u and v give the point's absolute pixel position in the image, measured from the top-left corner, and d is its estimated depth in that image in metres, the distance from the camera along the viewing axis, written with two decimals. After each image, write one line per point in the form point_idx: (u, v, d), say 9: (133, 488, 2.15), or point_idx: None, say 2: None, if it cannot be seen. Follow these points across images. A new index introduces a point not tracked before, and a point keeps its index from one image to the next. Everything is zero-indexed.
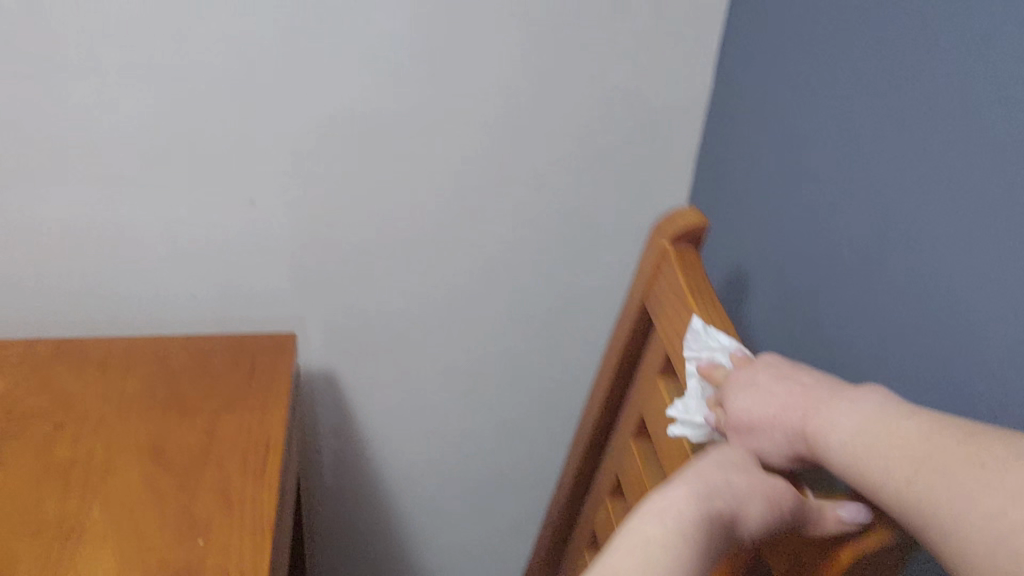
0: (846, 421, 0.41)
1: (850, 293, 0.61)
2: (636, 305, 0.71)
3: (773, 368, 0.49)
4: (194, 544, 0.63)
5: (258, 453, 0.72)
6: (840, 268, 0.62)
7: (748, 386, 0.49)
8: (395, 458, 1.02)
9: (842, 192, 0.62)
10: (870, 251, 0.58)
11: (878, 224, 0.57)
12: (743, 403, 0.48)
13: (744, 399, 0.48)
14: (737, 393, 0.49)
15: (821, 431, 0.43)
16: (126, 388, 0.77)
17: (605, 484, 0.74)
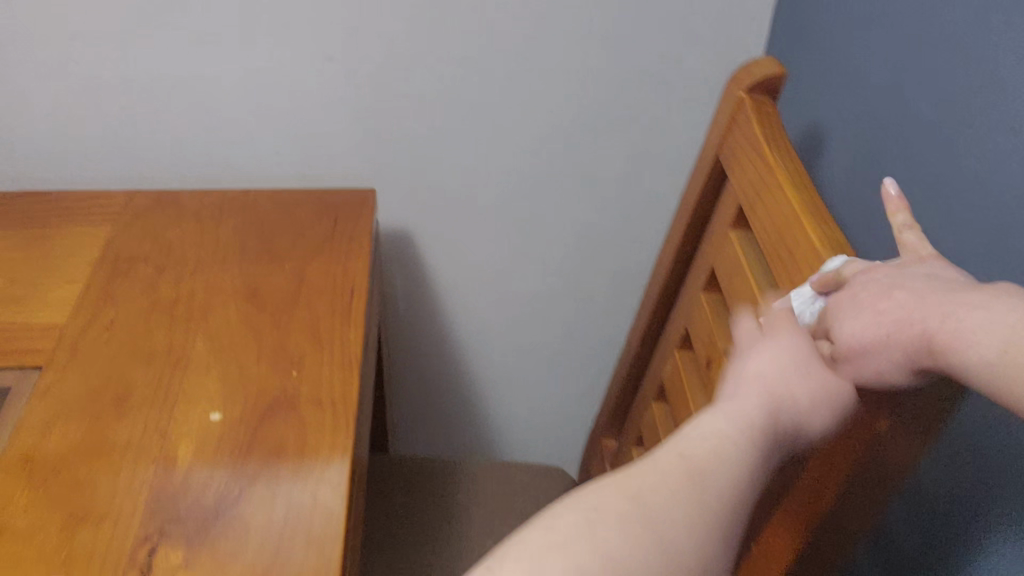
0: (965, 316, 0.39)
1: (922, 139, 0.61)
2: (711, 159, 0.71)
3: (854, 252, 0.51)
4: (287, 373, 0.68)
5: (342, 295, 0.76)
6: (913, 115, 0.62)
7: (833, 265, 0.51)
8: (466, 314, 1.07)
9: (925, 34, 0.60)
10: (947, 92, 0.57)
11: (959, 65, 0.56)
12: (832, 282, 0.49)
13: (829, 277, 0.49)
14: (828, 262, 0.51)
15: (938, 327, 0.40)
16: (220, 234, 0.82)
17: (675, 333, 0.77)
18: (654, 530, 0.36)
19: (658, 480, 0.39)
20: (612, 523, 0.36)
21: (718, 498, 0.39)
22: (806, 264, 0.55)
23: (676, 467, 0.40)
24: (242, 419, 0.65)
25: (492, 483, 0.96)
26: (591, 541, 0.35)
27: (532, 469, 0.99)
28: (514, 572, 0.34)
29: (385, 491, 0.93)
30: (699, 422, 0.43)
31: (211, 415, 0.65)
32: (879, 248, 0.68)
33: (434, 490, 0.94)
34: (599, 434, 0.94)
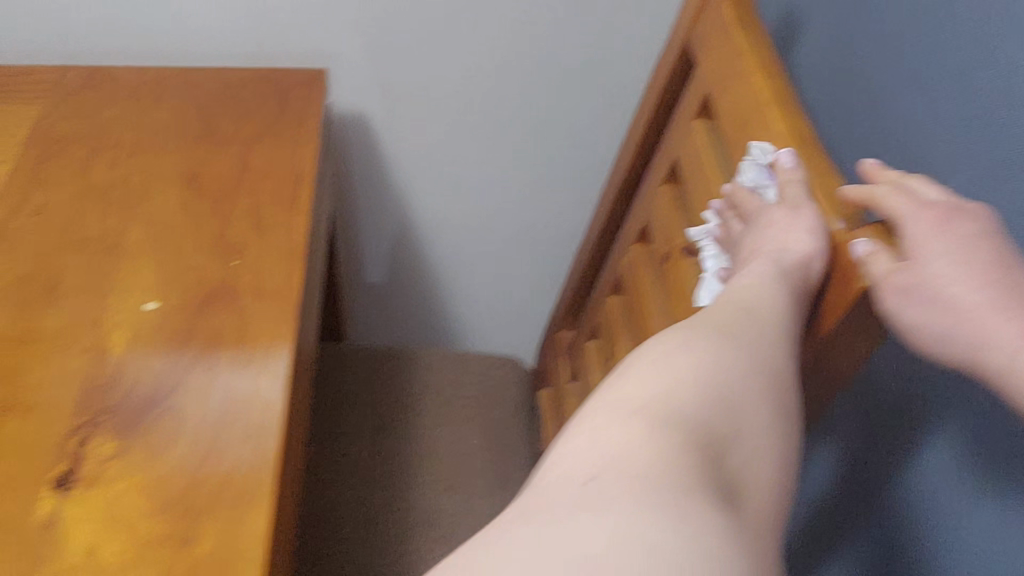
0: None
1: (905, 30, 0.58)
2: (679, 46, 0.67)
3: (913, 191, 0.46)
4: (228, 262, 0.66)
5: (289, 182, 0.72)
6: (898, 5, 0.59)
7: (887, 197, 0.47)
8: (425, 205, 1.03)
9: None
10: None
11: None
12: (913, 228, 0.46)
13: (903, 211, 0.46)
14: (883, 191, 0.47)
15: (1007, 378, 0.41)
16: (159, 115, 0.77)
17: (633, 227, 0.75)
18: (715, 359, 0.46)
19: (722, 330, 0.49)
20: (688, 366, 0.46)
21: (767, 315, 0.50)
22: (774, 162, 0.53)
23: (714, 317, 0.50)
24: (179, 308, 0.63)
25: (448, 372, 0.95)
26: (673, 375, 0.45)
27: (488, 359, 0.98)
28: (615, 408, 0.44)
29: (338, 380, 0.93)
30: (730, 286, 0.53)
31: (148, 303, 0.63)
32: (848, 143, 0.65)
33: (389, 381, 0.93)
34: (556, 327, 0.93)
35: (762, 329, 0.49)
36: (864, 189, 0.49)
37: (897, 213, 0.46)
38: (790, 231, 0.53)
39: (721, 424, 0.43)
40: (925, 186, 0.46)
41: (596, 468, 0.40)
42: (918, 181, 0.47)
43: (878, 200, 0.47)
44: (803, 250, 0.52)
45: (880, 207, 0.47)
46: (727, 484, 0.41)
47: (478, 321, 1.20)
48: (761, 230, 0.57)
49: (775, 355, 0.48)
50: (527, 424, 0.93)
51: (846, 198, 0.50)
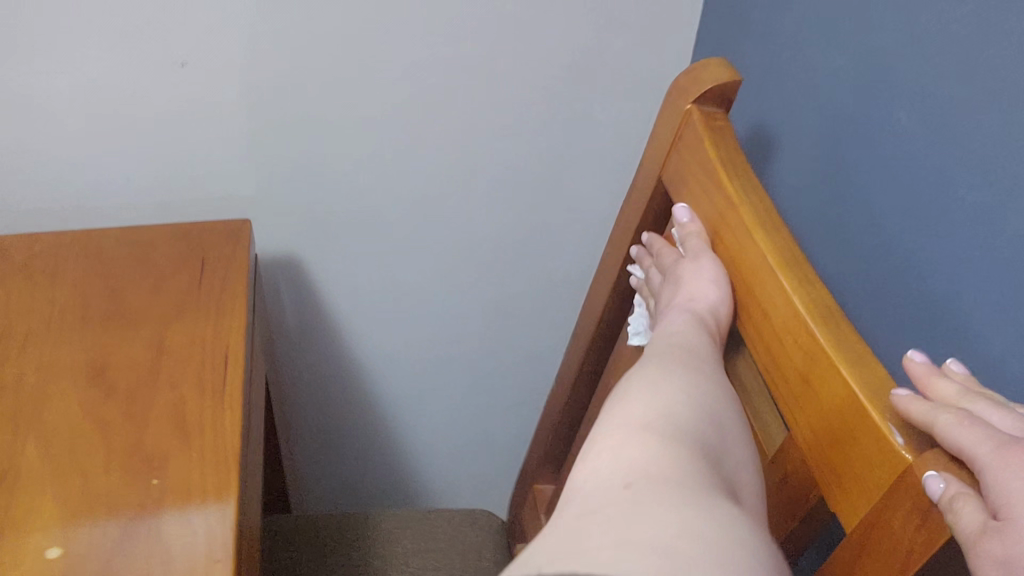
0: None
1: (902, 160, 0.51)
2: (652, 182, 0.60)
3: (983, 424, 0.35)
4: (147, 481, 0.55)
5: (216, 365, 0.62)
6: (891, 130, 0.52)
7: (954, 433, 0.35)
8: (371, 346, 0.93)
9: (901, 37, 0.51)
10: (936, 106, 0.48)
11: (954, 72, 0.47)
12: (994, 467, 0.33)
13: (979, 450, 0.34)
14: (946, 420, 0.36)
15: None
16: (57, 294, 0.66)
17: (615, 380, 0.66)
18: (670, 433, 0.42)
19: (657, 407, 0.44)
20: (641, 436, 0.42)
21: (684, 388, 0.46)
22: (790, 335, 0.44)
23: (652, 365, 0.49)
24: (89, 551, 0.50)
25: (414, 541, 0.84)
26: (636, 438, 0.42)
27: (456, 519, 0.87)
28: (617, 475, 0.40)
29: (289, 567, 0.81)
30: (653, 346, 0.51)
31: (51, 549, 0.51)
32: (843, 274, 0.58)
33: (348, 561, 0.81)
34: (531, 478, 0.83)
35: (689, 395, 0.45)
36: (924, 408, 0.37)
37: (973, 450, 0.34)
38: (693, 280, 0.52)
39: (714, 481, 0.40)
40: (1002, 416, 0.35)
41: (646, 540, 0.35)
42: (993, 411, 0.37)
43: (947, 433, 0.36)
44: (709, 302, 0.51)
45: (948, 440, 0.36)
46: (749, 543, 0.36)
47: (439, 462, 1.09)
48: (673, 283, 0.55)
49: (707, 412, 0.45)
50: None
51: (902, 410, 0.38)
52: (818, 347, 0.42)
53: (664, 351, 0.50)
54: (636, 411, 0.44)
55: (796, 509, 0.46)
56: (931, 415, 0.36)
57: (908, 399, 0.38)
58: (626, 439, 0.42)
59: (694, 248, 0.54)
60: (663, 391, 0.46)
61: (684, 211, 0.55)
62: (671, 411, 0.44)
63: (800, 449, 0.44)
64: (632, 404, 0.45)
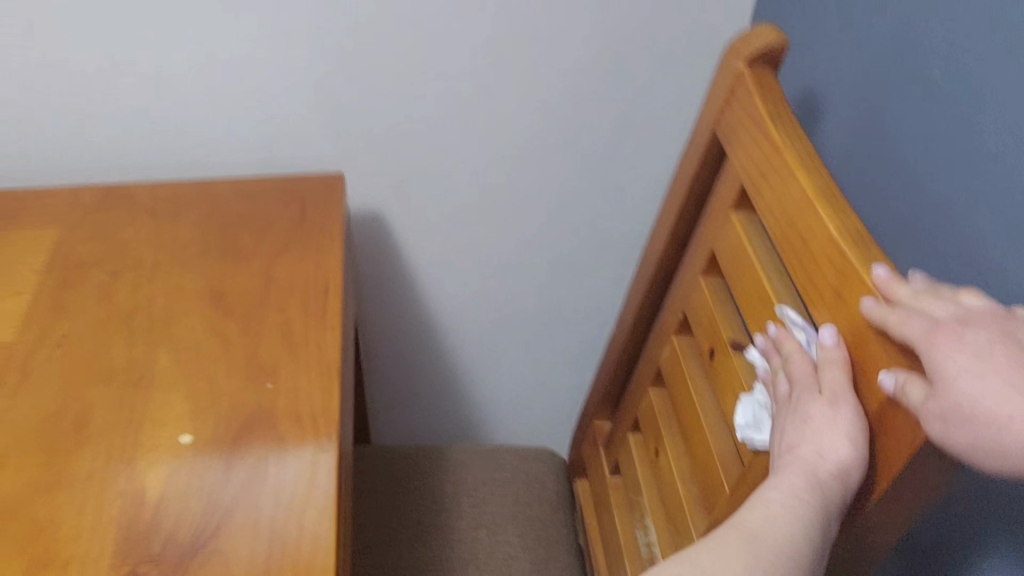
0: None
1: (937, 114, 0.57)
2: (707, 135, 0.67)
3: (917, 315, 0.42)
4: (261, 386, 0.64)
5: (317, 294, 0.70)
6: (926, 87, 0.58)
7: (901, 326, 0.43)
8: (444, 298, 1.02)
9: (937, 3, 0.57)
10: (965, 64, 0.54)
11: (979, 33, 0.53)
12: (925, 346, 0.41)
13: (918, 334, 0.41)
14: (893, 318, 0.43)
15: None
16: (178, 232, 0.76)
17: (670, 317, 0.73)
18: None
19: (726, 555, 0.45)
20: None
21: (770, 545, 0.45)
22: (823, 256, 0.51)
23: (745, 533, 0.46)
24: (215, 441, 0.60)
25: (480, 472, 0.92)
26: None
27: (520, 454, 0.95)
28: None
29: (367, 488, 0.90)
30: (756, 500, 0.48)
31: (182, 438, 0.60)
32: (881, 220, 0.64)
33: (421, 487, 0.90)
34: (590, 418, 0.91)
35: (775, 544, 0.45)
36: (880, 311, 0.44)
37: (913, 337, 0.42)
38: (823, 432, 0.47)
39: None
40: (939, 305, 0.42)
41: None
42: (934, 299, 0.43)
43: (895, 328, 0.43)
44: (839, 461, 0.46)
45: (898, 333, 0.43)
46: None
47: (503, 410, 1.17)
48: (800, 421, 0.50)
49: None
50: (566, 519, 0.90)
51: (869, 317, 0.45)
52: (847, 264, 0.49)
53: (778, 485, 0.48)
54: (708, 560, 0.45)
55: None
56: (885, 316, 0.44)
57: (873, 305, 0.45)
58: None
59: (838, 386, 0.48)
60: (755, 521, 0.47)
61: (839, 347, 0.49)
62: (734, 561, 0.45)
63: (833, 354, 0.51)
64: (708, 557, 0.46)
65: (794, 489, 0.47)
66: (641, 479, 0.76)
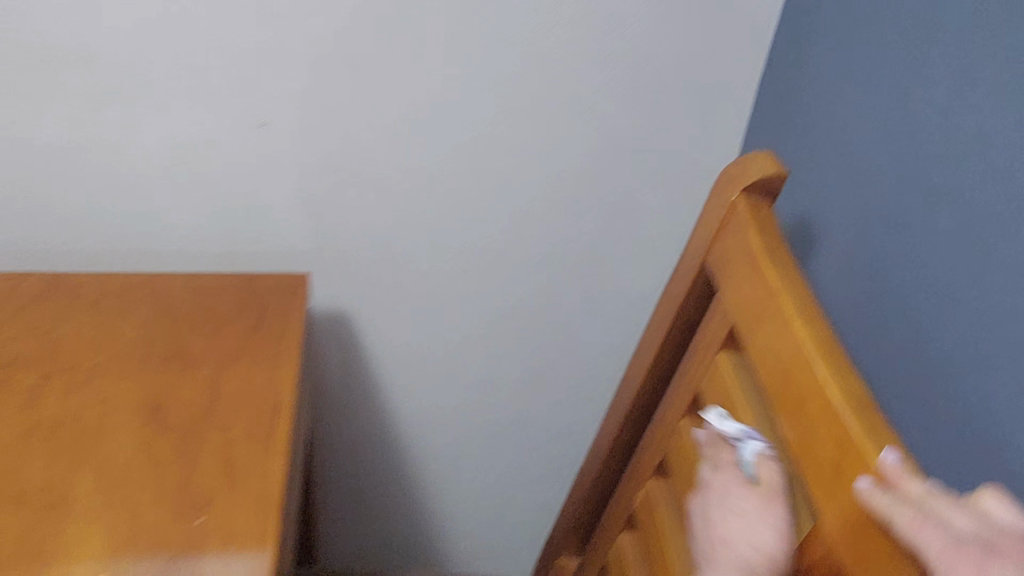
0: None
1: (929, 260, 0.53)
2: (695, 266, 0.63)
3: (935, 523, 0.37)
4: (193, 519, 0.57)
5: (266, 412, 0.65)
6: (920, 231, 0.54)
7: (911, 531, 0.37)
8: (409, 406, 0.96)
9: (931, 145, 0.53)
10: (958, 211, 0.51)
11: (972, 178, 0.50)
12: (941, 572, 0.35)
13: (933, 549, 0.36)
14: (903, 517, 0.38)
15: None
16: (121, 333, 0.70)
17: (648, 456, 0.68)
18: None
19: None
20: None
21: None
22: (822, 421, 0.46)
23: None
24: None
25: None
26: None
27: None
28: None
29: None
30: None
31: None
32: (876, 370, 0.59)
33: None
34: (557, 551, 0.84)
35: None
36: (883, 502, 0.39)
37: (927, 548, 0.36)
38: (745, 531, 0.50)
39: None
40: (957, 518, 0.37)
41: None
42: (950, 505, 0.38)
43: (901, 530, 0.38)
44: (767, 552, 0.49)
45: (905, 540, 0.38)
46: None
47: (467, 526, 1.10)
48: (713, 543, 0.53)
49: None
50: None
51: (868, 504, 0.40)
52: (848, 435, 0.44)
53: None
54: None
55: None
56: (888, 513, 0.38)
57: (876, 492, 0.39)
58: None
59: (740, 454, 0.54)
60: None
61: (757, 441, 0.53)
62: None
63: (824, 534, 0.45)
64: None
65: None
66: None
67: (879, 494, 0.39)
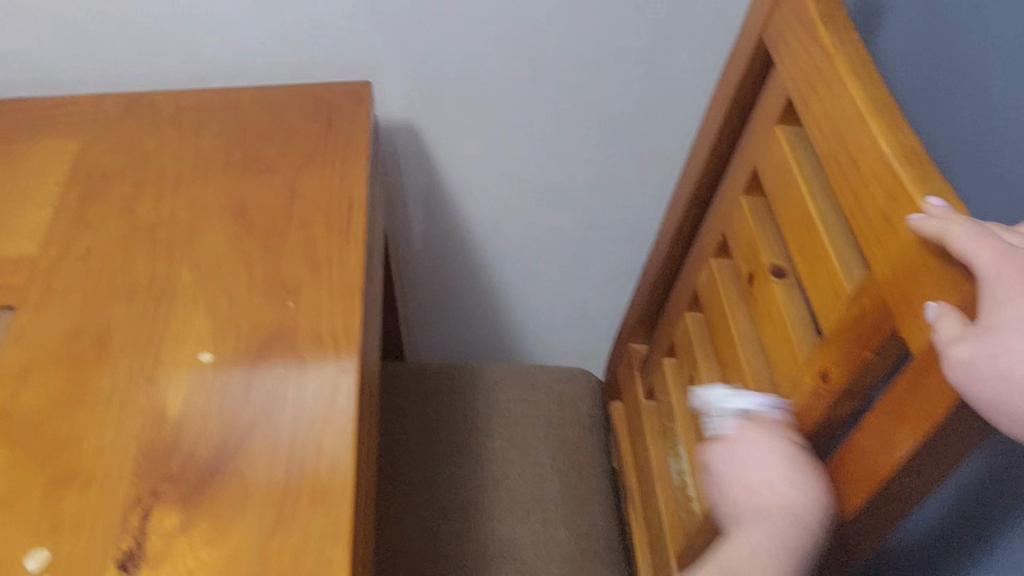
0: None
1: (1004, 24, 0.51)
2: (755, 42, 0.62)
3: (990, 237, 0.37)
4: (283, 305, 0.62)
5: (341, 211, 0.68)
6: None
7: (960, 244, 0.38)
8: (479, 213, 0.99)
9: None
10: None
11: None
12: (989, 273, 0.36)
13: (983, 257, 0.37)
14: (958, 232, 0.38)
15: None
16: (201, 143, 0.74)
17: (709, 238, 0.70)
18: None
19: None
20: None
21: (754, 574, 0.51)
22: (873, 179, 0.47)
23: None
24: (238, 357, 0.59)
25: (513, 388, 0.91)
26: None
27: (555, 373, 0.93)
28: None
29: (398, 400, 0.90)
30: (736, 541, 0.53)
31: (203, 354, 0.59)
32: (939, 140, 0.59)
33: (451, 401, 0.90)
34: (625, 341, 0.88)
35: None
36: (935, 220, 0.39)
37: (978, 258, 0.37)
38: (753, 461, 0.54)
39: None
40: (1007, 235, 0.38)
41: None
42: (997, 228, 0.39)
43: (953, 244, 0.38)
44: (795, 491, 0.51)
45: (957, 250, 0.38)
46: None
47: (541, 327, 1.16)
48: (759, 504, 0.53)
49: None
50: (600, 443, 0.89)
51: (917, 232, 0.41)
52: (899, 184, 0.45)
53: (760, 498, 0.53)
54: None
55: (839, 367, 0.50)
56: (938, 231, 0.39)
57: (922, 219, 0.40)
58: None
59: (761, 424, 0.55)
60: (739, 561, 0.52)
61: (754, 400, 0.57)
62: None
63: (874, 282, 0.47)
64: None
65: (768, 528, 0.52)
66: (676, 403, 0.75)
67: (930, 217, 0.39)
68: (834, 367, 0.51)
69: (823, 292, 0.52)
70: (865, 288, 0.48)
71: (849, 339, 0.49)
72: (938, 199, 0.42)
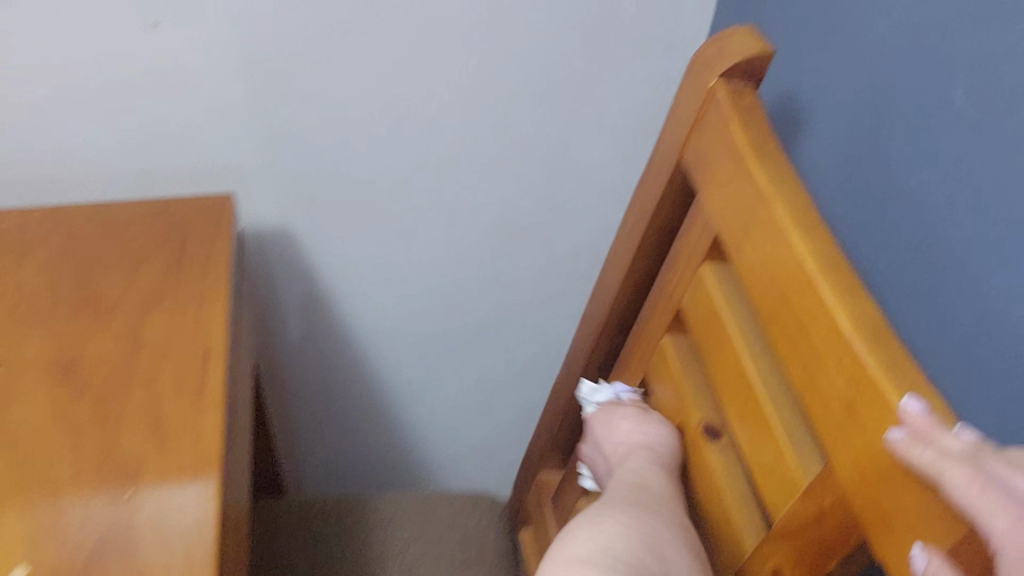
0: None
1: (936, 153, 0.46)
2: (671, 165, 0.55)
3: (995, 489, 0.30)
4: (121, 489, 0.50)
5: (196, 359, 0.57)
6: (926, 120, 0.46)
7: (962, 496, 0.31)
8: (367, 322, 0.89)
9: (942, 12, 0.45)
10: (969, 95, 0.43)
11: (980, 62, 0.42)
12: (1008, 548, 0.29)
13: (991, 519, 0.30)
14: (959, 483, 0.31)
15: None
16: (23, 279, 0.62)
17: (625, 374, 0.62)
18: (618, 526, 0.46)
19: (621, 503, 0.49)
20: (600, 515, 0.47)
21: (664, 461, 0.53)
22: (829, 356, 0.40)
23: (624, 487, 0.51)
24: (63, 569, 0.46)
25: (410, 526, 0.80)
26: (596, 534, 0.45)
27: (458, 503, 0.83)
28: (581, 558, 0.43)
29: (278, 549, 0.78)
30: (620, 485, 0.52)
31: (17, 570, 0.46)
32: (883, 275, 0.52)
33: (339, 548, 0.78)
34: (535, 466, 0.79)
35: (659, 489, 0.51)
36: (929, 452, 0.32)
37: (985, 520, 0.30)
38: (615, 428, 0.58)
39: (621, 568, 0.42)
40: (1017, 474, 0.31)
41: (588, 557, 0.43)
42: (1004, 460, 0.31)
43: (952, 491, 0.31)
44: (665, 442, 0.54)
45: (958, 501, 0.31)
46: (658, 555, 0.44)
47: (440, 439, 1.05)
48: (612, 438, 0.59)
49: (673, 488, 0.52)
50: None
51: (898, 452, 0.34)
52: (863, 371, 0.37)
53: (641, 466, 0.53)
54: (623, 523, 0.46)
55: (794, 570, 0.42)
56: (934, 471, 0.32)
57: (906, 443, 0.33)
58: (606, 534, 0.45)
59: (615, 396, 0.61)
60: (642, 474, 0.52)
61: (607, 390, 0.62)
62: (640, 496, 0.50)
63: (837, 480, 0.39)
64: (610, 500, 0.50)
65: (647, 459, 0.53)
66: None
67: (919, 450, 0.33)
68: (786, 567, 0.43)
69: (770, 474, 0.44)
70: (826, 485, 0.40)
71: (812, 541, 0.41)
72: (915, 395, 0.35)
